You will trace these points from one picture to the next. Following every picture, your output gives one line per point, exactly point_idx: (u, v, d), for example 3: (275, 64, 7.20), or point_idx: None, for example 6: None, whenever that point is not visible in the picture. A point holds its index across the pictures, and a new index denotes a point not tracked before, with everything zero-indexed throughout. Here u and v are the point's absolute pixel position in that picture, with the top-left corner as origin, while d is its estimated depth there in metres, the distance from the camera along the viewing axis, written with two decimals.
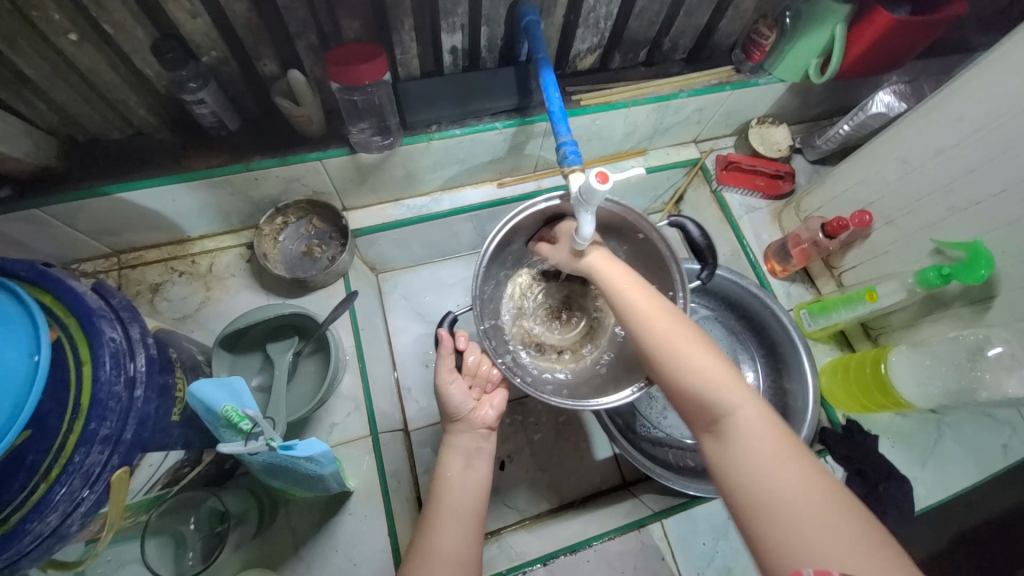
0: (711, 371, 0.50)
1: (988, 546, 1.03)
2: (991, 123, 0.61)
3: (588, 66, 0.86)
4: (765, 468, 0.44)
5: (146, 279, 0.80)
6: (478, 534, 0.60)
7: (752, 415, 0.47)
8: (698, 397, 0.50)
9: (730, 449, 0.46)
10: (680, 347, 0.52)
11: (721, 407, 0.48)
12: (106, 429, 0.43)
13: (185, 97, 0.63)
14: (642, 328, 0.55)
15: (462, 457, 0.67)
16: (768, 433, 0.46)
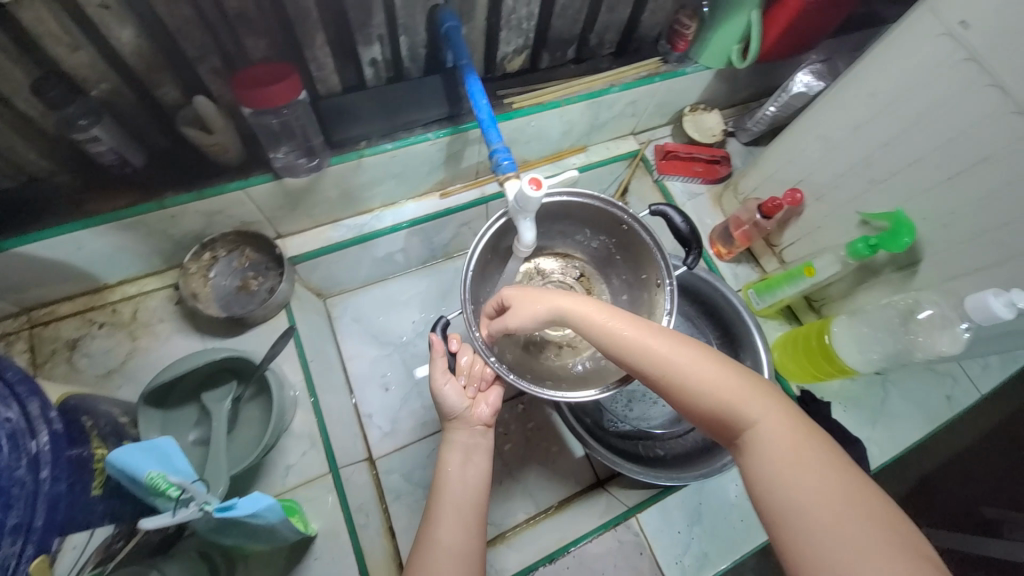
0: (722, 384, 0.48)
1: (943, 489, 1.10)
2: (899, 97, 0.64)
3: (517, 67, 0.84)
4: (789, 479, 0.41)
5: (60, 336, 0.73)
6: (479, 528, 0.59)
7: (773, 425, 0.45)
8: (715, 414, 0.47)
9: (755, 463, 0.44)
10: (685, 366, 0.49)
11: (744, 421, 0.46)
12: (14, 518, 0.38)
13: (76, 136, 0.57)
14: (638, 354, 0.51)
15: (460, 454, 0.64)
16: (794, 445, 0.43)
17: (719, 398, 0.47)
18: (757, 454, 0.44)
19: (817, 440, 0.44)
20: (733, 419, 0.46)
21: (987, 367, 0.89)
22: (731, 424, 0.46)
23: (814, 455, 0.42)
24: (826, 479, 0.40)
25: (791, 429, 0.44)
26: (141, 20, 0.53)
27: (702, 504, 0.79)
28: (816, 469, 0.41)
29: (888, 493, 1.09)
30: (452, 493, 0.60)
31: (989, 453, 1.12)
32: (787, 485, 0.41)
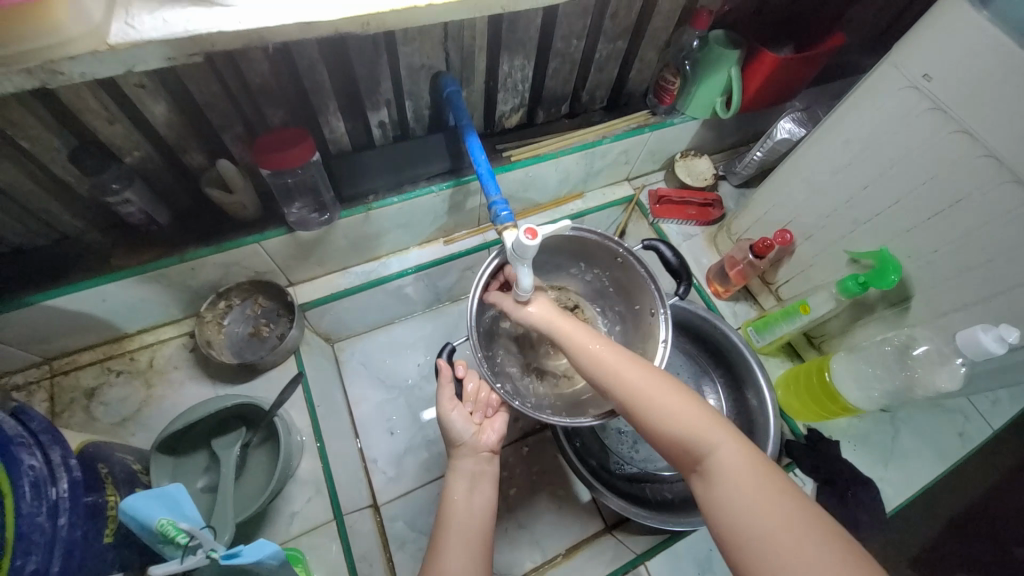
0: (684, 414, 0.51)
1: (975, 534, 1.05)
2: (873, 143, 0.68)
3: (514, 123, 0.91)
4: (740, 505, 0.44)
5: (80, 384, 0.76)
6: (486, 556, 0.58)
7: (729, 452, 0.48)
8: (676, 440, 0.51)
9: (712, 490, 0.47)
10: (648, 394, 0.53)
11: (703, 448, 0.49)
12: (32, 564, 0.39)
13: (108, 199, 0.62)
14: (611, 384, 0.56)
15: (466, 481, 0.64)
16: (746, 469, 0.46)
17: (681, 427, 0.51)
18: (713, 481, 0.47)
19: (766, 465, 0.47)
20: (692, 446, 0.50)
21: (997, 402, 0.89)
22: (691, 452, 0.50)
23: (766, 485, 0.45)
24: (774, 507, 0.43)
25: (747, 459, 0.47)
26: (174, 96, 0.60)
27: (712, 550, 0.78)
28: (768, 497, 0.44)
29: (916, 540, 1.04)
30: (457, 520, 0.60)
31: (1014, 492, 1.08)
32: (738, 511, 0.44)
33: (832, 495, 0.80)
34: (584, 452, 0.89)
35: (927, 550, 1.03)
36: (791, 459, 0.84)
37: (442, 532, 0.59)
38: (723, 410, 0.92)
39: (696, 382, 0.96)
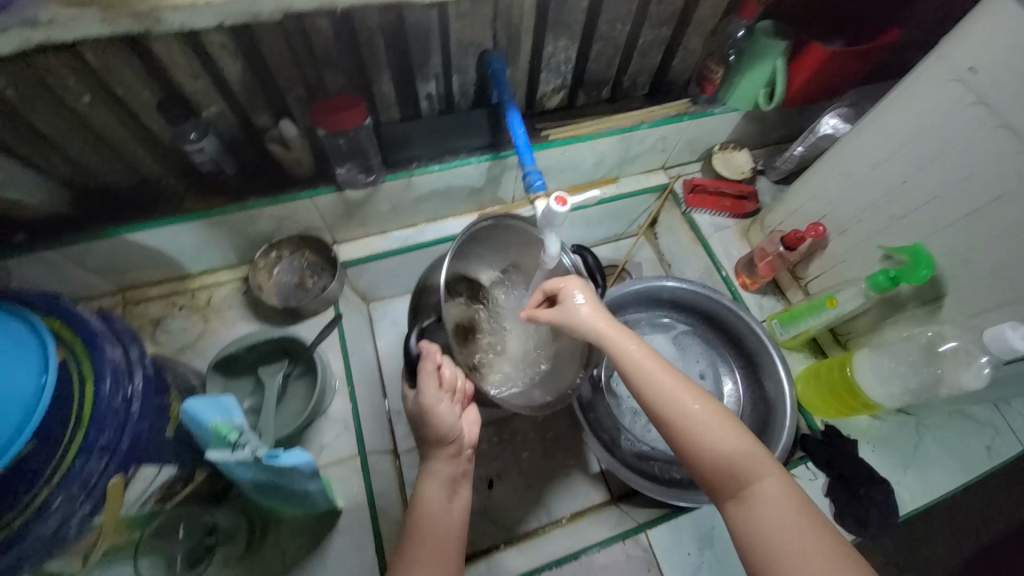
0: (733, 445, 0.54)
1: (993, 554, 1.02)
2: (915, 137, 0.67)
3: (555, 104, 0.94)
4: (783, 531, 0.48)
5: (148, 313, 0.85)
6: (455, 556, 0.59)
7: (773, 486, 0.51)
8: (722, 467, 0.53)
9: (754, 517, 0.50)
10: (704, 422, 0.55)
11: (749, 479, 0.52)
12: (104, 439, 0.46)
13: (187, 147, 0.70)
14: (668, 405, 0.56)
15: (444, 484, 0.64)
16: (789, 504, 0.50)
17: (728, 456, 0.53)
18: (756, 509, 0.51)
19: (805, 502, 0.51)
20: (738, 474, 0.52)
21: None
22: (735, 479, 0.52)
23: (808, 519, 0.49)
24: (821, 539, 0.47)
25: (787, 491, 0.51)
26: (248, 58, 0.66)
27: (714, 529, 0.78)
28: (809, 532, 0.48)
29: (928, 552, 1.03)
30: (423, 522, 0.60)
31: None
32: (780, 540, 0.48)
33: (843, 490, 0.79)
34: (596, 426, 0.91)
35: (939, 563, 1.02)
36: (804, 453, 0.83)
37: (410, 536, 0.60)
38: (740, 397, 0.94)
39: (714, 369, 0.97)
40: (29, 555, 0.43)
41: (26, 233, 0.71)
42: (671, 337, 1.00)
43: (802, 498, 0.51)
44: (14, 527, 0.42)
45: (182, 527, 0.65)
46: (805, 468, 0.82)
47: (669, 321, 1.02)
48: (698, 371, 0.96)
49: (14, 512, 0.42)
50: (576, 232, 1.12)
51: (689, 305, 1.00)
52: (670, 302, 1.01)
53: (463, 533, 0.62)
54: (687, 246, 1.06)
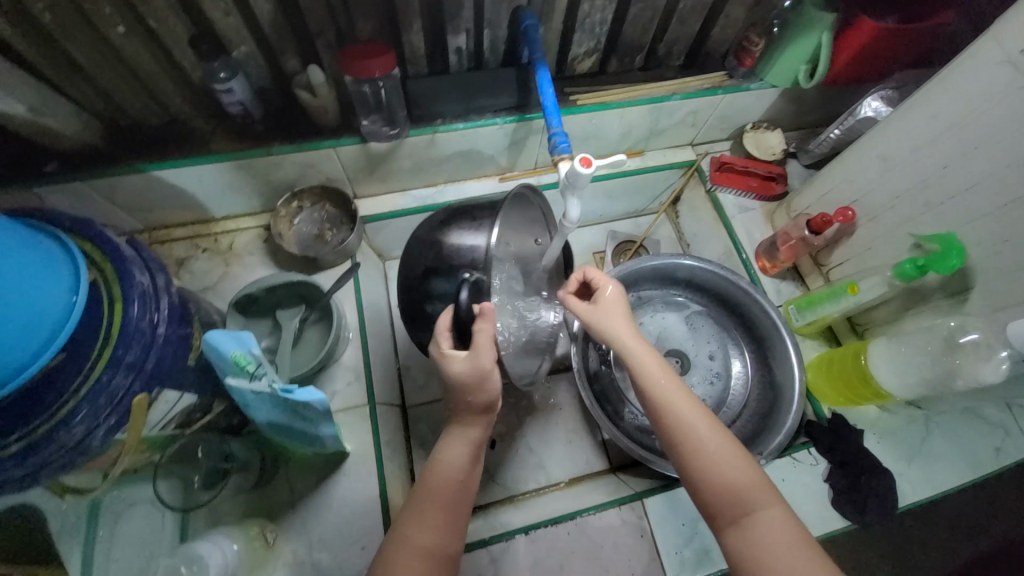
0: (738, 471, 0.53)
1: (982, 551, 1.04)
2: (961, 120, 0.64)
3: (585, 69, 0.91)
4: (780, 561, 0.48)
5: (172, 254, 0.87)
6: (459, 524, 0.57)
7: (774, 516, 0.51)
8: (725, 492, 0.53)
9: (753, 545, 0.50)
10: (709, 443, 0.55)
11: (752, 506, 0.52)
12: (131, 357, 0.48)
13: (216, 86, 0.70)
14: (675, 423, 0.56)
15: (463, 449, 0.59)
16: (790, 535, 0.50)
17: (733, 481, 0.53)
18: (755, 537, 0.51)
19: (806, 536, 0.50)
20: (740, 501, 0.52)
21: None
22: (738, 505, 0.52)
23: (807, 552, 0.49)
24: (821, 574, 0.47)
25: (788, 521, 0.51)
26: None
27: None
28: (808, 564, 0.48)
29: (922, 548, 1.03)
30: (436, 480, 0.58)
31: None
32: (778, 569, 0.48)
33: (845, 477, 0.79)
34: (601, 397, 0.92)
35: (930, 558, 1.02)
36: (808, 438, 0.83)
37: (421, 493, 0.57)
38: (748, 379, 0.94)
39: (724, 350, 0.97)
40: (50, 462, 0.44)
41: (58, 163, 0.73)
42: (684, 317, 1.00)
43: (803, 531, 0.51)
44: (37, 435, 0.44)
45: (202, 449, 0.70)
46: (806, 453, 0.82)
47: (683, 301, 1.01)
48: (708, 352, 0.97)
49: (40, 420, 0.44)
50: (596, 205, 1.10)
51: (705, 286, 0.99)
52: (686, 282, 1.00)
53: (471, 501, 0.59)
54: (708, 226, 1.04)
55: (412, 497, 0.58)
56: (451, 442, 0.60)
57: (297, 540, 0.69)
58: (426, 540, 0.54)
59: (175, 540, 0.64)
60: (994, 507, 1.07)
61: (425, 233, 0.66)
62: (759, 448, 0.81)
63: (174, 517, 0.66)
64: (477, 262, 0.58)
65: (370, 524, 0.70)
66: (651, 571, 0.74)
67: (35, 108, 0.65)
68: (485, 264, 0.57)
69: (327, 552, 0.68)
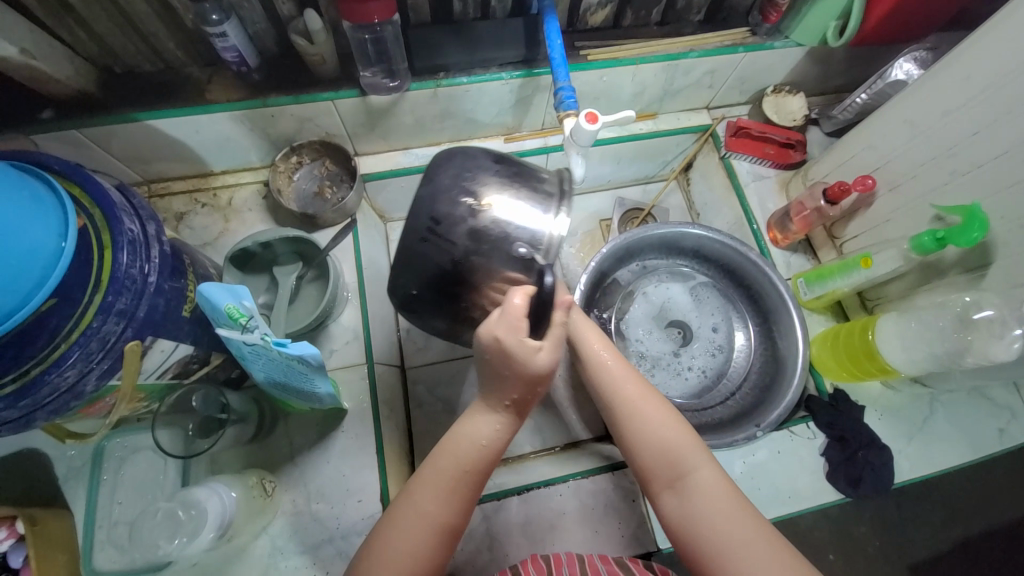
0: (673, 435, 0.56)
1: (970, 526, 1.05)
2: (997, 82, 0.61)
3: (599, 21, 0.86)
4: (711, 518, 0.51)
5: (172, 208, 0.87)
6: (462, 505, 0.54)
7: (708, 475, 0.54)
8: (660, 457, 0.55)
9: (687, 505, 0.53)
10: (644, 411, 0.58)
11: (686, 467, 0.54)
12: (122, 303, 0.47)
13: (208, 30, 0.66)
14: (613, 392, 0.60)
15: (488, 428, 0.55)
16: (723, 493, 0.52)
17: (666, 448, 0.55)
18: (689, 498, 0.53)
19: (737, 492, 0.53)
20: (674, 464, 0.54)
21: None
22: (672, 469, 0.54)
23: (736, 509, 0.51)
24: (750, 528, 0.50)
25: (719, 481, 0.53)
26: None
27: None
28: (738, 519, 0.50)
29: (914, 522, 1.04)
30: (466, 457, 0.54)
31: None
32: (708, 526, 0.51)
33: (841, 452, 0.79)
34: None
35: (920, 532, 1.04)
36: (807, 412, 0.82)
37: (438, 463, 0.54)
38: (750, 352, 0.93)
39: (727, 322, 0.95)
40: (45, 403, 0.45)
41: (53, 110, 0.71)
42: (688, 287, 0.97)
43: (734, 488, 0.53)
44: (32, 375, 0.44)
45: (198, 398, 0.68)
46: (805, 426, 0.81)
47: (688, 271, 0.99)
48: (711, 324, 0.95)
49: (34, 361, 0.44)
50: (604, 169, 1.06)
51: (712, 256, 0.96)
52: (693, 252, 0.97)
53: (484, 482, 0.56)
54: (720, 195, 1.01)
55: (426, 462, 0.55)
56: (479, 417, 0.56)
57: (296, 490, 0.71)
58: (437, 514, 0.52)
59: (176, 484, 0.68)
60: (986, 486, 1.07)
61: (434, 185, 0.53)
62: (757, 420, 0.80)
63: (175, 463, 0.69)
64: (543, 241, 0.53)
65: (366, 478, 0.71)
66: (639, 533, 0.75)
67: (27, 51, 0.62)
68: (549, 248, 0.54)
69: (325, 502, 0.70)
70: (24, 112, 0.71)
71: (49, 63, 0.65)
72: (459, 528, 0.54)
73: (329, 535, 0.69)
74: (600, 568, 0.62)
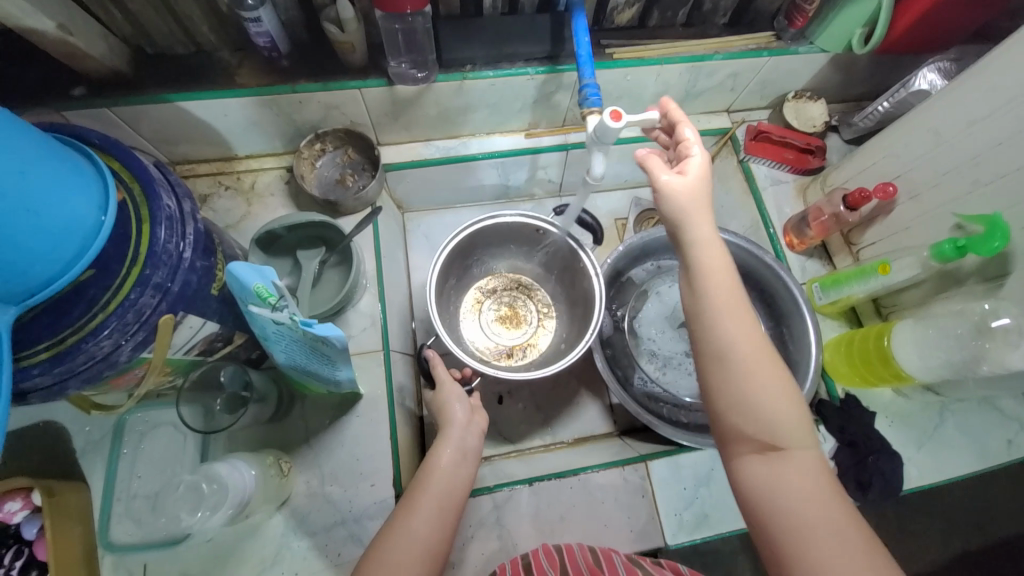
0: (779, 399, 0.50)
1: (973, 535, 1.05)
2: (1022, 95, 0.61)
3: (625, 20, 0.86)
4: (799, 498, 0.48)
5: (195, 190, 0.88)
6: (445, 530, 0.58)
7: (800, 450, 0.50)
8: (757, 419, 0.50)
9: (773, 474, 0.49)
10: (751, 364, 0.51)
11: (781, 437, 0.50)
12: (158, 277, 0.49)
13: (243, 14, 0.67)
14: (719, 335, 0.51)
15: (453, 454, 0.64)
16: (816, 475, 0.49)
17: (772, 419, 0.50)
18: (779, 469, 0.49)
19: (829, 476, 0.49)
20: (770, 431, 0.50)
21: None
22: (766, 435, 0.50)
23: (827, 494, 0.48)
24: (841, 516, 0.47)
25: (813, 462, 0.50)
26: None
27: (714, 470, 0.79)
28: (827, 503, 0.47)
29: (915, 529, 1.05)
30: (438, 489, 0.60)
31: None
32: (796, 504, 0.47)
33: (852, 456, 0.79)
34: (611, 361, 0.91)
35: (922, 538, 1.04)
36: (818, 417, 0.82)
37: (417, 490, 0.60)
38: None
39: None
40: (80, 370, 0.46)
41: (85, 88, 0.73)
42: None
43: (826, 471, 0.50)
44: (67, 343, 0.45)
45: (225, 373, 0.70)
46: (814, 430, 0.81)
47: None
48: None
49: (71, 328, 0.45)
50: (622, 168, 1.07)
51: None
52: None
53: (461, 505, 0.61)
54: (737, 198, 1.01)
55: (405, 494, 0.61)
56: (444, 451, 0.64)
57: (310, 472, 0.72)
58: (421, 537, 0.56)
59: (195, 459, 0.70)
60: (992, 501, 1.07)
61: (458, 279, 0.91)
62: None
63: (194, 439, 0.71)
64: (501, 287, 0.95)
65: (380, 464, 0.72)
66: (648, 528, 0.76)
67: (64, 27, 0.63)
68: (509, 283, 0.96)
69: (338, 485, 0.71)
70: (58, 89, 0.72)
71: (86, 41, 0.67)
72: (440, 554, 0.57)
73: (341, 517, 0.69)
74: (614, 560, 0.62)
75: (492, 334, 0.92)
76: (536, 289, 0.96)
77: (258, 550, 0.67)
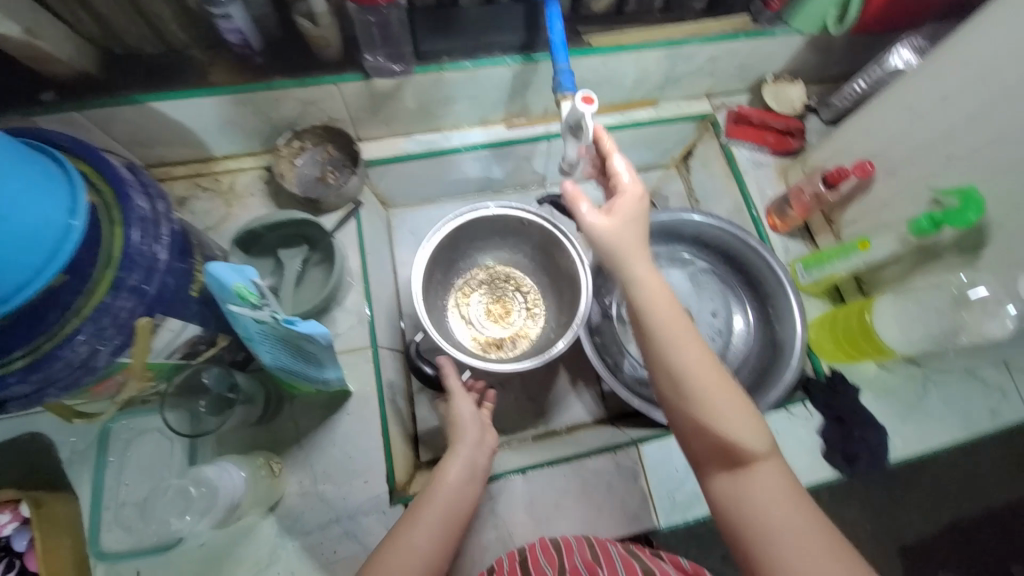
0: (737, 416, 0.50)
1: (961, 504, 1.08)
2: (991, 68, 0.62)
3: (602, 7, 0.86)
4: (765, 508, 0.48)
5: (173, 193, 0.86)
6: (448, 538, 0.59)
7: (765, 460, 0.50)
8: (716, 438, 0.51)
9: (739, 489, 0.50)
10: (705, 387, 0.51)
11: (744, 452, 0.50)
12: (133, 280, 0.48)
13: (212, 10, 0.65)
14: (669, 361, 0.52)
15: (463, 469, 0.64)
16: (781, 483, 0.49)
17: (728, 437, 0.50)
18: (744, 484, 0.50)
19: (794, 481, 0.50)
20: (730, 448, 0.50)
21: None
22: (727, 453, 0.51)
23: (793, 501, 0.48)
24: (807, 524, 0.47)
25: (778, 472, 0.50)
26: None
27: None
28: (794, 511, 0.48)
29: (905, 502, 1.07)
30: (444, 499, 0.61)
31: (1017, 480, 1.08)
32: (765, 517, 0.48)
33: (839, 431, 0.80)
34: (601, 349, 0.92)
35: (912, 510, 1.06)
36: (805, 394, 0.83)
37: (425, 499, 0.61)
38: (748, 333, 0.94)
39: (725, 304, 0.97)
40: (57, 377, 0.46)
41: (54, 92, 0.71)
42: (689, 274, 0.99)
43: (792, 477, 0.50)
44: (42, 351, 0.45)
45: (210, 376, 0.68)
46: (801, 407, 0.82)
47: (688, 257, 0.99)
48: (711, 309, 0.97)
49: (45, 335, 0.44)
50: None
51: (712, 243, 0.97)
52: (693, 237, 0.98)
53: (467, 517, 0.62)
54: (720, 182, 1.01)
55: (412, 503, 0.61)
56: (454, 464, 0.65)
57: (302, 472, 0.71)
58: (423, 545, 0.57)
59: (184, 463, 0.69)
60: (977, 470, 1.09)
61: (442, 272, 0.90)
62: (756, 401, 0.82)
63: (182, 443, 0.70)
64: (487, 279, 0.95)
65: (372, 461, 0.72)
66: (642, 511, 0.77)
67: (30, 30, 0.62)
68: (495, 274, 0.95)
69: (331, 483, 0.71)
70: (26, 94, 0.70)
71: (52, 43, 0.65)
72: (441, 560, 0.58)
73: (335, 515, 0.69)
74: (610, 550, 0.63)
75: (480, 327, 0.92)
76: (522, 280, 0.95)
77: (252, 552, 0.67)
